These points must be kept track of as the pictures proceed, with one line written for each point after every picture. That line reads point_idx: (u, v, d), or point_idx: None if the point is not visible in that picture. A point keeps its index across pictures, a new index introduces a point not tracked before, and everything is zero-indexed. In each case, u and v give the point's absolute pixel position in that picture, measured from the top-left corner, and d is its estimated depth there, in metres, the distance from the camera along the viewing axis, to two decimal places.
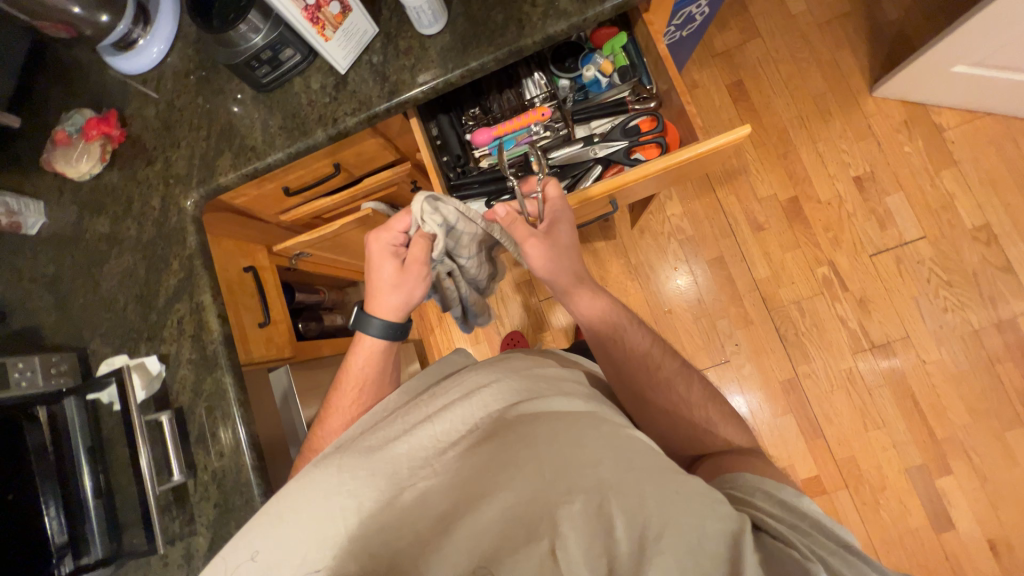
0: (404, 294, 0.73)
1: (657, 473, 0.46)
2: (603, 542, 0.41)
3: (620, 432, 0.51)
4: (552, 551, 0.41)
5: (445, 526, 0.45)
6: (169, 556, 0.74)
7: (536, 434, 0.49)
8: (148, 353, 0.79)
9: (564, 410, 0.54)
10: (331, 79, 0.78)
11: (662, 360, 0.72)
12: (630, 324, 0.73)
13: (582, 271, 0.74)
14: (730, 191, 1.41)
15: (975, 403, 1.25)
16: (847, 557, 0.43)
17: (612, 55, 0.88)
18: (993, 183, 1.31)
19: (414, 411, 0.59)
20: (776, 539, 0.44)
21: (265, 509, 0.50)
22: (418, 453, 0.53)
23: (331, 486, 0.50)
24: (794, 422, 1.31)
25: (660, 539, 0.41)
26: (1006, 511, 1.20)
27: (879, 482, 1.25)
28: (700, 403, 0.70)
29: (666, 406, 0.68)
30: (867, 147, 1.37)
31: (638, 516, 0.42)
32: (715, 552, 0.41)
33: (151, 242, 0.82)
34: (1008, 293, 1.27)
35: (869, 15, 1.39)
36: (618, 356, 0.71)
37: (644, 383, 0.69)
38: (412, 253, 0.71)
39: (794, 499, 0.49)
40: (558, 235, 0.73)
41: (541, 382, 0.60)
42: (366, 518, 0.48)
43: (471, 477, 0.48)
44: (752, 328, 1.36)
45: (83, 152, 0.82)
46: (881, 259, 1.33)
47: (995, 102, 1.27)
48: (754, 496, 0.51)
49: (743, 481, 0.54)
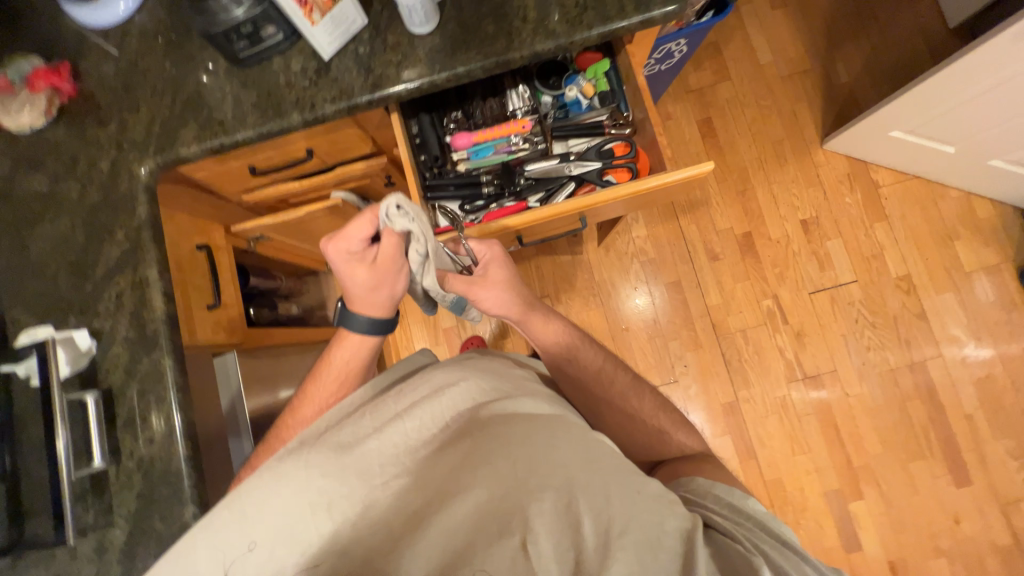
0: (384, 293, 0.73)
1: (620, 473, 0.49)
2: (572, 537, 0.43)
3: (586, 436, 0.54)
4: (524, 547, 0.42)
5: (419, 522, 0.45)
6: (79, 549, 0.68)
7: (510, 435, 0.50)
8: (77, 327, 0.73)
9: (532, 412, 0.56)
10: (313, 63, 0.77)
11: (614, 374, 0.76)
12: (582, 343, 0.78)
13: (530, 299, 0.78)
14: (692, 220, 1.49)
15: (886, 435, 1.38)
16: (788, 551, 0.47)
17: (595, 79, 0.91)
18: (916, 238, 1.46)
19: (383, 406, 0.58)
20: (723, 535, 0.48)
21: (222, 505, 0.48)
22: (388, 449, 0.52)
23: (299, 481, 0.48)
24: (731, 443, 1.39)
25: (623, 535, 0.43)
26: (905, 534, 1.33)
27: (800, 503, 1.35)
28: (653, 412, 0.74)
29: (624, 415, 0.72)
30: (814, 194, 1.49)
31: (604, 514, 0.44)
32: (671, 546, 0.44)
33: (94, 207, 0.77)
34: (921, 337, 1.41)
35: (825, 75, 1.52)
36: (575, 375, 0.75)
37: (600, 398, 0.73)
38: (382, 253, 0.69)
39: (740, 501, 0.53)
40: (494, 276, 0.75)
41: (508, 382, 0.61)
42: (337, 514, 0.47)
43: (445, 475, 0.48)
44: (701, 351, 1.43)
45: (26, 102, 0.76)
46: (818, 297, 1.45)
47: (923, 168, 1.43)
48: (707, 500, 0.54)
49: (697, 485, 0.58)
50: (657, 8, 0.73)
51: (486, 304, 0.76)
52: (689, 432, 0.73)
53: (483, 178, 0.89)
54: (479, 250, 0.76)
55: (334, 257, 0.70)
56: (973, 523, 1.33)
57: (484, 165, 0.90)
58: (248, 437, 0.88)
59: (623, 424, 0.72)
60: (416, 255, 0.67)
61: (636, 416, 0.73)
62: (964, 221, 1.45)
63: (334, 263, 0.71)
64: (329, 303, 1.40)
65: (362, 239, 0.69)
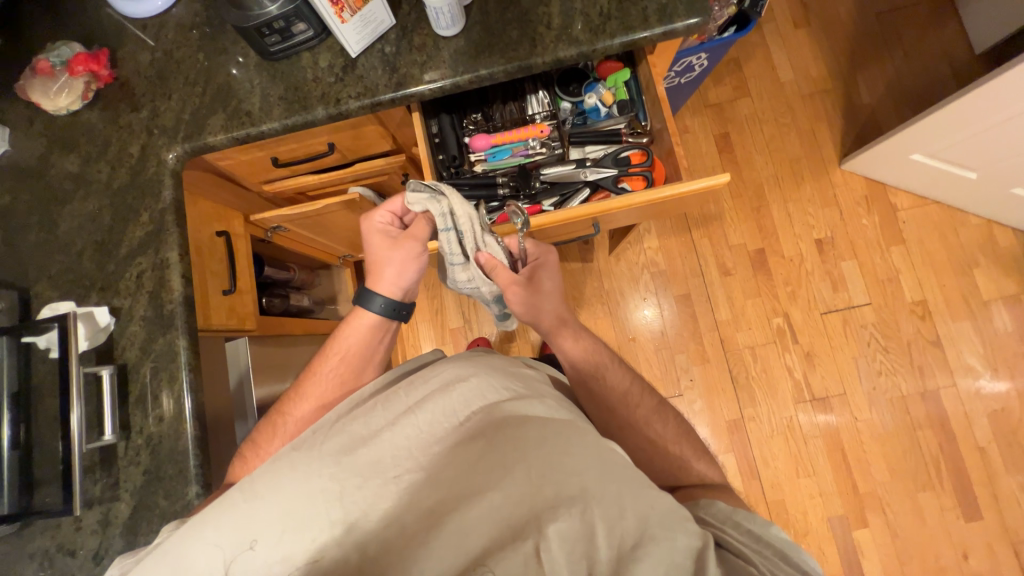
0: (403, 270, 0.75)
1: (634, 485, 0.49)
2: (586, 547, 0.43)
3: (598, 442, 0.54)
4: (537, 553, 0.42)
5: (432, 520, 0.45)
6: (84, 521, 0.69)
7: (524, 438, 0.50)
8: (98, 304, 0.76)
9: (545, 416, 0.56)
10: (340, 60, 0.79)
11: (638, 399, 0.76)
12: (611, 363, 0.77)
13: (564, 314, 0.77)
14: (705, 234, 1.48)
15: (895, 463, 1.35)
16: None
17: (614, 88, 0.92)
18: (934, 264, 1.44)
19: (395, 400, 0.58)
20: (737, 557, 0.49)
21: (237, 488, 0.49)
22: (401, 443, 0.52)
23: (313, 471, 0.49)
24: (733, 461, 1.37)
25: (637, 548, 0.44)
26: (911, 566, 1.29)
27: (803, 527, 1.33)
28: (675, 438, 0.73)
29: (644, 441, 0.72)
30: (830, 214, 1.48)
31: (617, 528, 0.45)
32: (683, 564, 0.44)
33: (122, 189, 0.79)
34: (935, 365, 1.39)
35: (846, 95, 1.52)
36: (595, 392, 0.74)
37: (620, 420, 0.73)
38: (411, 231, 0.74)
39: (763, 529, 0.53)
40: (541, 283, 0.76)
41: (520, 383, 0.61)
42: (349, 505, 0.47)
43: (459, 474, 0.49)
44: (707, 366, 1.42)
45: (65, 86, 0.79)
46: (830, 318, 1.43)
47: (943, 193, 1.41)
48: (725, 525, 0.54)
49: (717, 509, 0.57)
50: (680, 19, 0.74)
51: (514, 305, 0.76)
52: (693, 446, 0.73)
53: (499, 179, 0.89)
54: (535, 251, 0.77)
55: (369, 230, 0.75)
56: (982, 560, 1.29)
57: (501, 167, 0.91)
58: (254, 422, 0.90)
59: (629, 430, 0.72)
60: (446, 230, 0.70)
61: (642, 427, 0.73)
62: (985, 250, 1.43)
63: (365, 237, 0.75)
64: (339, 298, 1.42)
65: (394, 216, 0.76)
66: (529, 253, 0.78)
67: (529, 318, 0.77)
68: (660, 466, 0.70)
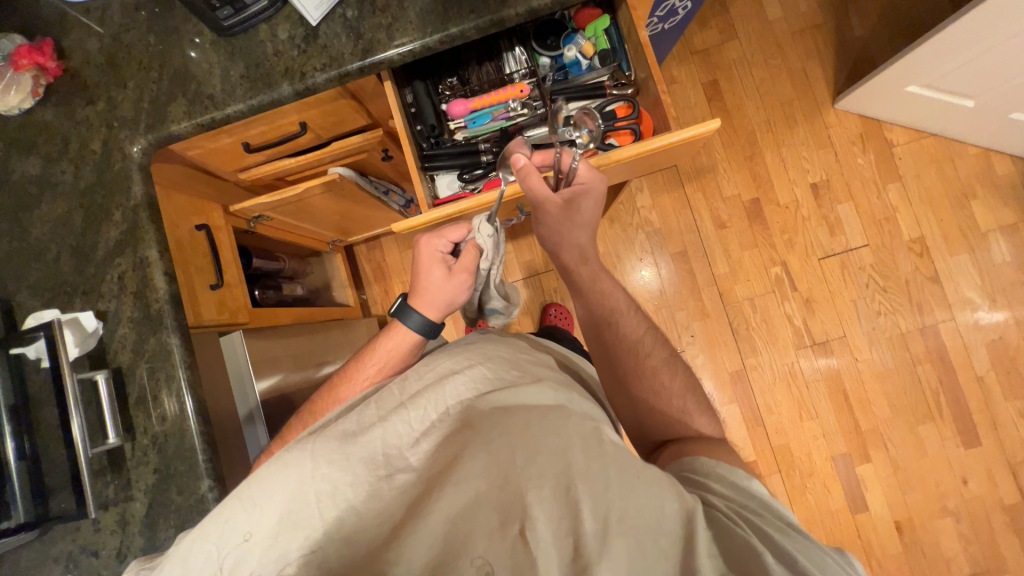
0: (449, 298, 0.74)
1: (621, 457, 0.49)
2: (571, 522, 0.43)
3: (586, 422, 0.54)
4: (524, 534, 0.42)
5: (419, 508, 0.46)
6: (102, 522, 0.70)
7: (510, 423, 0.51)
8: (83, 308, 0.74)
9: (534, 400, 0.56)
10: (300, 30, 0.74)
11: (651, 348, 0.74)
12: (627, 310, 0.75)
13: (587, 251, 0.76)
14: (698, 188, 1.45)
15: (895, 399, 1.37)
16: (794, 535, 0.46)
17: (595, 37, 0.87)
18: (930, 199, 1.42)
19: (387, 396, 0.59)
20: (729, 519, 0.47)
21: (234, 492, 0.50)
22: (392, 438, 0.53)
23: (303, 471, 0.49)
24: (738, 411, 1.39)
25: (623, 520, 0.43)
26: (913, 495, 1.34)
27: (808, 468, 1.36)
28: (679, 392, 0.71)
29: (648, 392, 0.70)
30: (824, 156, 1.44)
31: (602, 500, 0.45)
32: (671, 531, 0.44)
33: (90, 188, 0.76)
34: (933, 301, 1.39)
35: (837, 29, 1.45)
36: (608, 335, 0.74)
37: (629, 370, 0.72)
38: (461, 262, 0.73)
39: (744, 481, 0.53)
40: (580, 207, 0.72)
41: (512, 370, 0.62)
42: (340, 500, 0.48)
43: (446, 462, 0.49)
44: (708, 321, 1.42)
45: (11, 83, 0.74)
46: (828, 263, 1.42)
47: (940, 124, 1.37)
48: (709, 480, 0.54)
49: (699, 463, 0.57)
50: None
51: (545, 224, 0.74)
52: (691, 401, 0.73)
53: (482, 146, 0.87)
54: (586, 175, 0.72)
55: (424, 245, 0.74)
56: (981, 483, 1.33)
57: (483, 133, 0.89)
58: (262, 425, 0.88)
59: (632, 378, 0.71)
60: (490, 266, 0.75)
61: (649, 379, 0.71)
62: (982, 180, 1.40)
63: (417, 250, 0.75)
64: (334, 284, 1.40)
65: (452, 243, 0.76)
66: (578, 176, 0.72)
67: (555, 243, 0.76)
68: (651, 423, 0.70)
